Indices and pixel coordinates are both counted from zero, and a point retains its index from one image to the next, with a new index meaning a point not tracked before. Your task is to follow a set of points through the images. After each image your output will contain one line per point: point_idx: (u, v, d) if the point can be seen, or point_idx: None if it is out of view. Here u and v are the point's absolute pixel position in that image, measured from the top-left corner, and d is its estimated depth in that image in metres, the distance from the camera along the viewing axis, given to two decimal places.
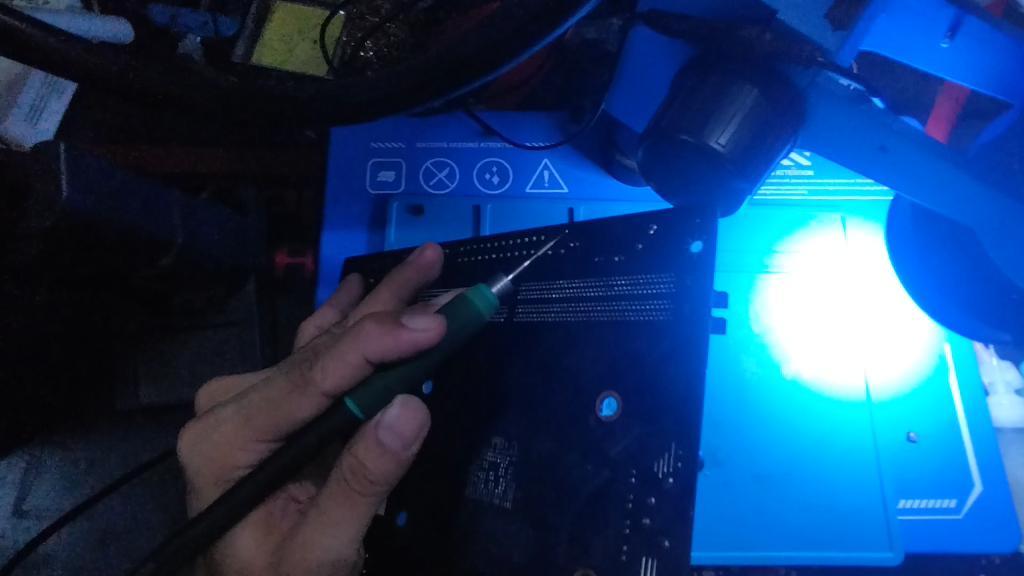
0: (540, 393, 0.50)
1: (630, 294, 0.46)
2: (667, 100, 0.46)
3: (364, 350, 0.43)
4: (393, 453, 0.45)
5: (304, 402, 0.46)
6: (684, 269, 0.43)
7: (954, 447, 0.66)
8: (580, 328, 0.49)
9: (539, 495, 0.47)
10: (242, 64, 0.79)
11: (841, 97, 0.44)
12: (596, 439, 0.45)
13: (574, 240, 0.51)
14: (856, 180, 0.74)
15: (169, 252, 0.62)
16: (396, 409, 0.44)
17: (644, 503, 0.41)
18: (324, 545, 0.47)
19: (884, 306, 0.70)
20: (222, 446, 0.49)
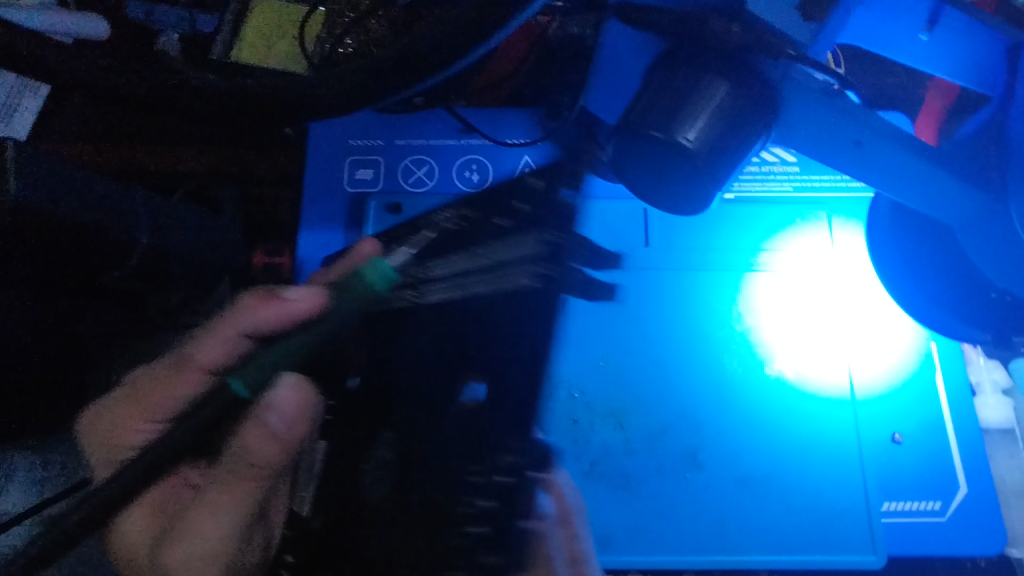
0: (422, 382, 0.43)
1: (509, 261, 0.43)
2: (638, 94, 0.44)
3: (238, 326, 0.51)
4: (277, 438, 0.46)
5: (185, 380, 0.51)
6: (563, 225, 0.42)
7: (940, 448, 0.65)
8: (463, 305, 0.44)
9: (425, 492, 0.42)
10: (219, 61, 0.76)
11: (813, 91, 0.43)
12: (456, 415, 0.42)
13: (469, 212, 0.47)
14: (842, 177, 0.73)
15: (136, 250, 0.61)
16: (284, 388, 0.45)
17: (489, 483, 0.41)
18: (207, 531, 0.47)
19: (868, 305, 0.68)
20: (117, 428, 0.52)
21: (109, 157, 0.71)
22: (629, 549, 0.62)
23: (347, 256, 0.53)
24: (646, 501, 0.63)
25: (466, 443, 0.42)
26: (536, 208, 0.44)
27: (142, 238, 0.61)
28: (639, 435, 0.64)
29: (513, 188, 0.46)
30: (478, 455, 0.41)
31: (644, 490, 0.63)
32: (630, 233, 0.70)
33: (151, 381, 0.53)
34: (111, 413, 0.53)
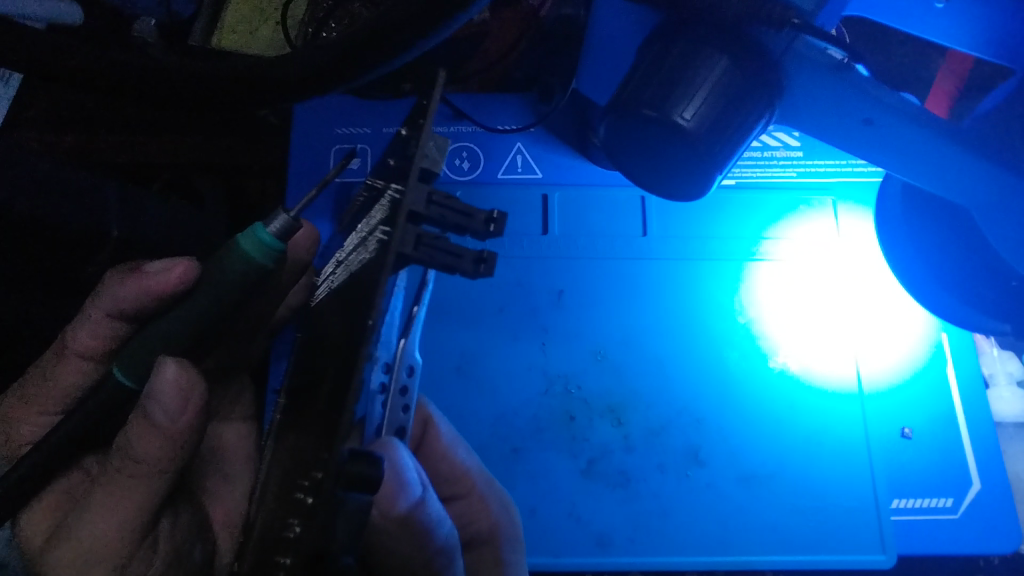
0: (312, 359, 0.42)
1: (374, 226, 0.39)
2: (630, 71, 0.42)
3: (104, 306, 0.50)
4: (160, 427, 0.42)
5: (69, 368, 0.50)
6: (403, 171, 0.36)
7: (952, 442, 0.62)
8: (343, 280, 0.42)
9: (284, 506, 0.36)
10: (199, 47, 0.74)
11: (822, 65, 0.39)
12: (313, 428, 0.36)
13: (377, 180, 0.46)
14: (848, 161, 0.70)
15: (109, 244, 0.58)
16: (168, 371, 0.42)
17: (292, 529, 0.31)
18: (89, 533, 0.41)
19: (874, 294, 0.66)
20: (6, 425, 0.49)
21: (83, 147, 0.69)
22: (628, 550, 0.59)
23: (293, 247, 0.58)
24: (642, 500, 0.60)
25: (318, 443, 0.32)
26: (400, 162, 0.39)
27: (113, 231, 0.58)
28: (636, 431, 0.62)
29: (396, 145, 0.42)
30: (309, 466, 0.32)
31: (641, 490, 0.60)
32: (627, 222, 0.67)
33: (38, 374, 0.51)
34: (1, 413, 0.50)
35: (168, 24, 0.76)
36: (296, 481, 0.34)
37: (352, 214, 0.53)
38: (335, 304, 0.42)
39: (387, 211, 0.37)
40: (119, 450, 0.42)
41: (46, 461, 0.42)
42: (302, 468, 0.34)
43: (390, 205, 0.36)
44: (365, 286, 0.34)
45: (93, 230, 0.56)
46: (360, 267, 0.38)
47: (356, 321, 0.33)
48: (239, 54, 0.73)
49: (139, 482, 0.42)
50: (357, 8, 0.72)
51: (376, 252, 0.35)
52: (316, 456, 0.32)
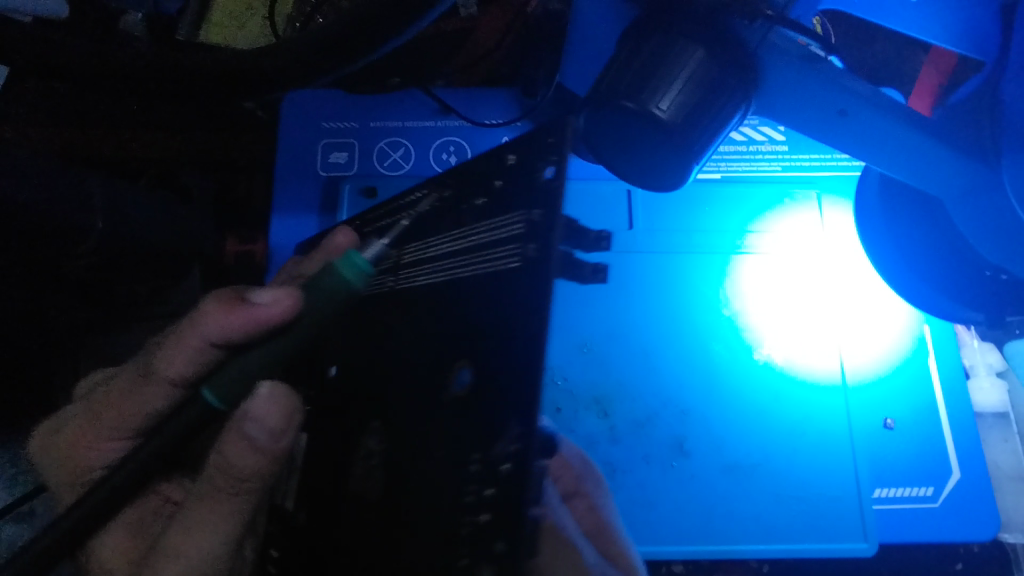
0: (407, 360, 0.41)
1: (492, 244, 0.36)
2: (608, 63, 0.42)
3: (207, 332, 0.43)
4: (259, 446, 0.40)
5: (148, 392, 0.44)
6: (535, 200, 0.34)
7: (934, 432, 0.63)
8: (443, 287, 0.40)
9: (405, 496, 0.36)
10: (187, 42, 0.75)
11: (796, 57, 0.40)
12: (447, 416, 0.35)
13: (446, 189, 0.43)
14: (833, 155, 0.70)
15: (93, 237, 0.57)
16: (259, 397, 0.40)
17: (480, 494, 0.30)
18: (187, 551, 0.40)
19: (858, 285, 0.67)
20: (69, 448, 0.45)
21: (76, 142, 0.70)
22: None
23: (323, 250, 0.52)
24: (632, 488, 0.61)
25: (483, 425, 0.32)
26: (513, 186, 0.36)
27: (98, 224, 0.57)
28: (622, 423, 0.62)
29: (495, 162, 0.39)
30: (480, 440, 0.32)
31: (627, 480, 0.61)
32: (614, 215, 0.68)
33: (109, 398, 0.45)
34: (57, 429, 0.46)
35: (155, 19, 0.76)
36: (444, 469, 0.33)
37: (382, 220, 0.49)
38: (428, 306, 0.41)
39: (522, 230, 0.34)
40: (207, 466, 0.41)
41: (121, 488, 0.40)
42: (456, 454, 0.33)
43: (527, 227, 0.34)
44: (518, 306, 0.32)
45: (78, 223, 0.55)
46: (474, 280, 0.37)
47: (515, 335, 0.32)
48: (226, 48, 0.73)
49: (238, 499, 0.40)
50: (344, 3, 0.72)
51: (517, 275, 0.33)
52: (489, 433, 0.31)
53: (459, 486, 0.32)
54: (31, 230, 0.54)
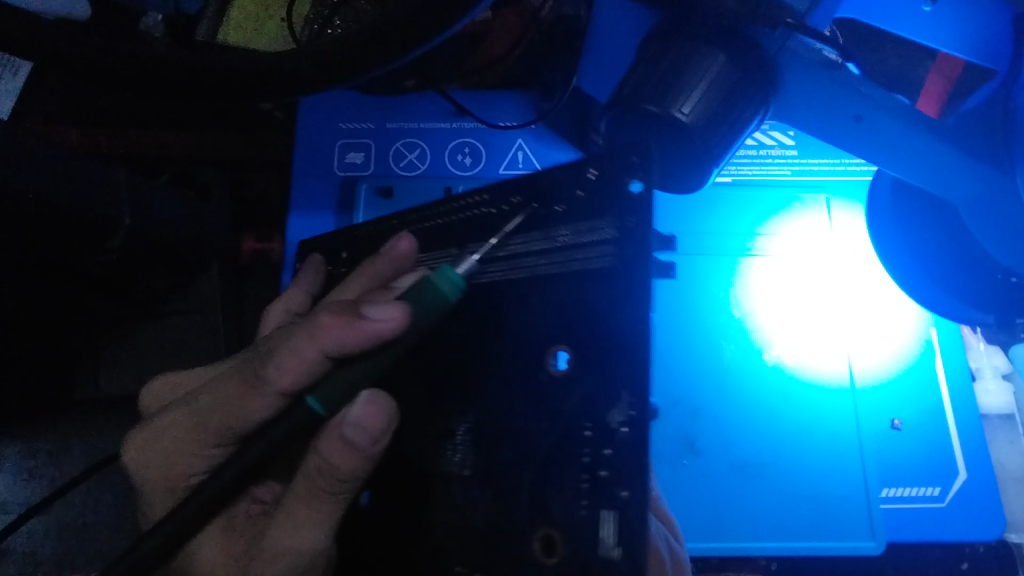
0: (486, 351, 0.43)
1: (586, 247, 0.39)
2: (631, 69, 0.43)
3: (322, 344, 0.39)
4: (357, 449, 0.38)
5: (256, 401, 0.41)
6: (624, 210, 0.38)
7: (940, 433, 0.64)
8: (524, 284, 0.42)
9: (500, 471, 0.39)
10: (206, 42, 0.76)
11: (814, 64, 0.41)
12: (547, 391, 0.39)
13: (516, 194, 0.44)
14: (842, 160, 0.71)
15: (119, 233, 0.58)
16: (361, 406, 0.39)
17: (598, 454, 0.35)
18: (293, 543, 0.41)
19: (868, 288, 0.68)
20: (170, 453, 0.44)
21: (97, 139, 0.71)
22: None
23: (382, 255, 0.48)
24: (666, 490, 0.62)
25: (585, 397, 0.37)
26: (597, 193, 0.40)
27: (125, 220, 0.58)
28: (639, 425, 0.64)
29: (570, 173, 0.41)
30: (590, 410, 0.36)
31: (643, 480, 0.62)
32: None
33: (213, 405, 0.43)
34: (159, 429, 0.45)
35: (175, 19, 0.78)
36: (552, 446, 0.37)
37: (425, 226, 0.50)
38: (504, 300, 0.43)
39: (616, 234, 0.38)
40: (307, 469, 0.40)
41: (206, 504, 0.39)
42: (563, 426, 0.37)
43: (621, 232, 0.38)
44: (626, 300, 0.37)
45: (105, 219, 0.56)
46: (564, 281, 0.40)
47: (623, 324, 0.36)
48: (244, 49, 0.75)
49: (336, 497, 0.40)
50: (362, 6, 0.73)
51: (619, 273, 0.37)
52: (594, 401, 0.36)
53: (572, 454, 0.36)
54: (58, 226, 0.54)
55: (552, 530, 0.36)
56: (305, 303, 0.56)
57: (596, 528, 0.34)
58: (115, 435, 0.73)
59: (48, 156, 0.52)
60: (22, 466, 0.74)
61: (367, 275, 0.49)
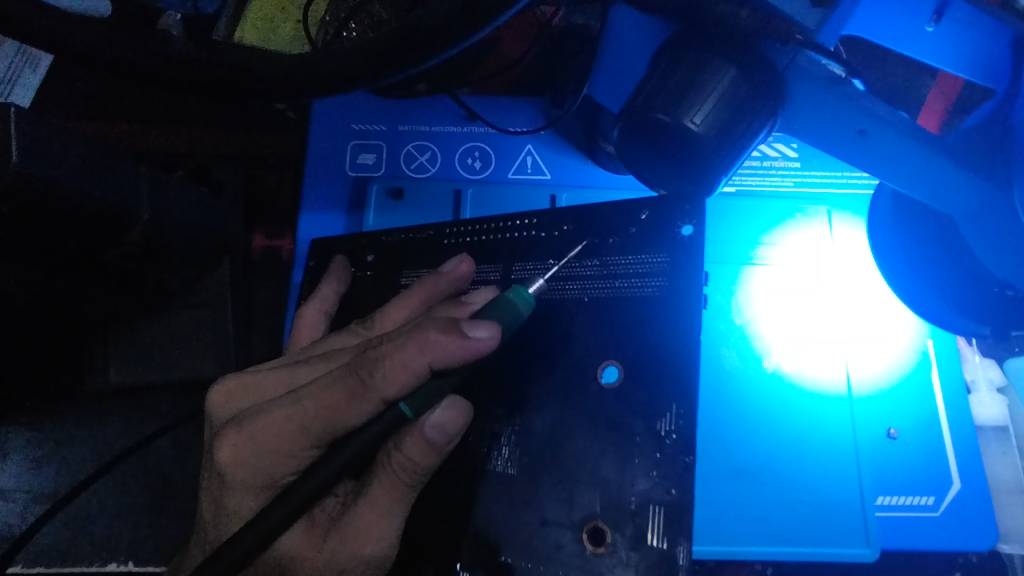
0: (527, 359, 0.46)
1: (640, 278, 0.44)
2: (644, 78, 0.44)
3: (431, 357, 0.36)
4: (438, 448, 0.39)
5: (357, 408, 0.37)
6: (674, 249, 0.43)
7: (935, 444, 0.65)
8: (577, 304, 0.46)
9: (541, 468, 0.43)
10: (222, 41, 0.78)
11: (821, 79, 0.42)
12: (597, 403, 0.43)
13: (566, 223, 0.48)
14: (844, 173, 0.73)
15: (139, 225, 0.59)
16: (442, 410, 0.40)
17: (650, 456, 0.40)
18: (354, 548, 0.40)
19: (871, 301, 0.69)
20: (267, 452, 0.38)
21: (114, 133, 0.73)
22: None
23: (441, 276, 0.48)
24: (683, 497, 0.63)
25: (633, 406, 0.41)
26: (648, 229, 0.44)
27: (145, 214, 0.59)
28: None
29: (625, 212, 0.46)
30: (639, 414, 0.41)
31: None
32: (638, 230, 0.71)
33: (311, 408, 0.37)
34: (250, 426, 0.39)
35: (192, 19, 0.80)
36: (605, 444, 0.42)
37: (466, 240, 0.54)
38: (550, 316, 0.46)
39: (667, 263, 0.43)
40: (387, 463, 0.40)
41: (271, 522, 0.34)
42: (613, 431, 0.42)
43: (668, 265, 0.43)
44: (675, 325, 0.41)
45: (126, 211, 0.58)
46: (617, 304, 0.44)
47: (672, 346, 0.41)
48: (260, 49, 0.76)
49: (399, 497, 0.40)
50: (378, 10, 0.75)
51: (671, 301, 0.42)
52: (647, 411, 0.41)
53: (626, 456, 0.41)
54: (80, 218, 0.55)
55: (601, 521, 0.40)
56: (336, 304, 0.58)
57: (642, 524, 0.39)
58: (124, 426, 0.75)
59: (72, 147, 0.53)
60: (31, 456, 0.74)
61: (425, 287, 0.48)
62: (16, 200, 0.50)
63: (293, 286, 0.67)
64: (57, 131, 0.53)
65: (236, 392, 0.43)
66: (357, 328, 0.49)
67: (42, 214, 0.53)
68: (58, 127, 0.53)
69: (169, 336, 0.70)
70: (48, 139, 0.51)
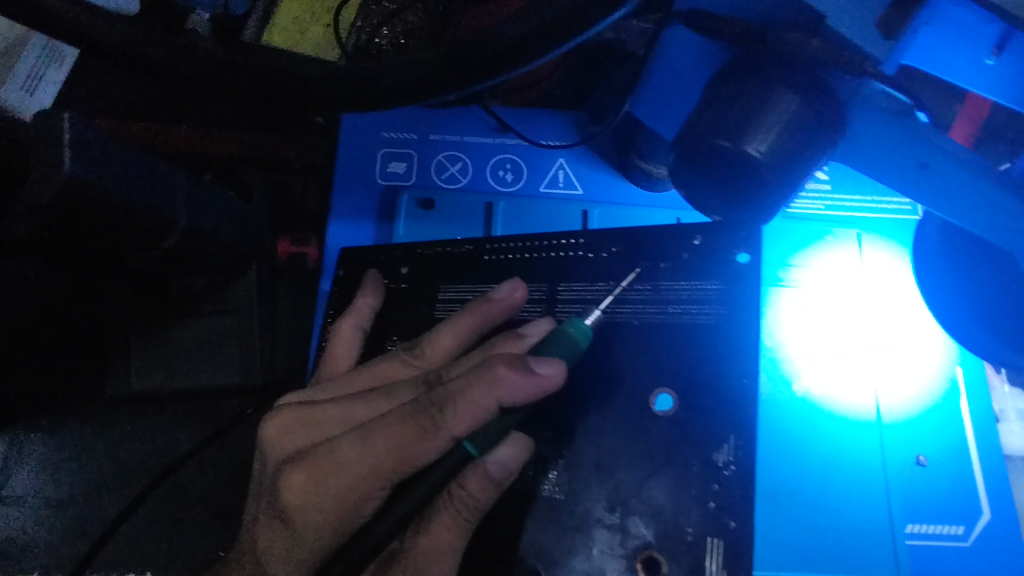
0: (576, 385, 0.45)
1: (694, 305, 0.44)
2: (702, 105, 0.43)
3: (499, 395, 0.39)
4: (498, 483, 0.43)
5: (428, 446, 0.39)
6: (728, 277, 0.43)
7: (964, 473, 0.65)
8: (628, 327, 0.45)
9: (592, 495, 0.43)
10: (251, 43, 0.77)
11: (884, 110, 0.41)
12: (653, 431, 0.42)
13: (615, 245, 0.48)
14: (873, 199, 0.74)
15: (175, 232, 0.59)
16: (506, 447, 0.44)
17: (707, 489, 0.40)
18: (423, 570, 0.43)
19: (902, 329, 0.68)
20: (340, 486, 0.40)
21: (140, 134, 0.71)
22: None
23: (490, 302, 0.49)
24: None
25: (688, 438, 0.41)
26: (702, 256, 0.45)
27: (182, 221, 0.59)
28: None
29: (678, 235, 0.46)
30: (697, 445, 0.41)
31: None
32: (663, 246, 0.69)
33: (387, 446, 0.40)
34: (321, 463, 0.41)
35: (221, 19, 0.78)
36: (662, 474, 0.41)
37: (507, 256, 0.53)
38: (601, 341, 0.46)
39: (724, 289, 0.43)
40: (450, 498, 0.44)
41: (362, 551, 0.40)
42: (671, 460, 0.41)
43: (719, 293, 0.43)
44: (732, 353, 0.42)
45: (163, 218, 0.57)
46: (669, 331, 0.44)
47: (730, 374, 0.41)
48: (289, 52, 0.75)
49: (460, 530, 0.44)
50: (411, 17, 0.74)
51: (726, 330, 0.42)
52: (704, 443, 0.41)
53: (683, 488, 0.41)
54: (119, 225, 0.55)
55: (656, 551, 0.40)
56: (371, 320, 0.56)
57: (700, 556, 0.39)
58: (142, 432, 0.73)
59: (115, 154, 0.52)
60: (46, 461, 0.73)
61: (476, 314, 0.49)
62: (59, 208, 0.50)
63: (321, 297, 0.66)
64: (102, 138, 0.52)
65: (293, 426, 0.46)
66: (405, 356, 0.50)
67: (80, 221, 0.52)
68: (103, 134, 0.52)
69: (189, 343, 0.69)
70: (96, 147, 0.51)
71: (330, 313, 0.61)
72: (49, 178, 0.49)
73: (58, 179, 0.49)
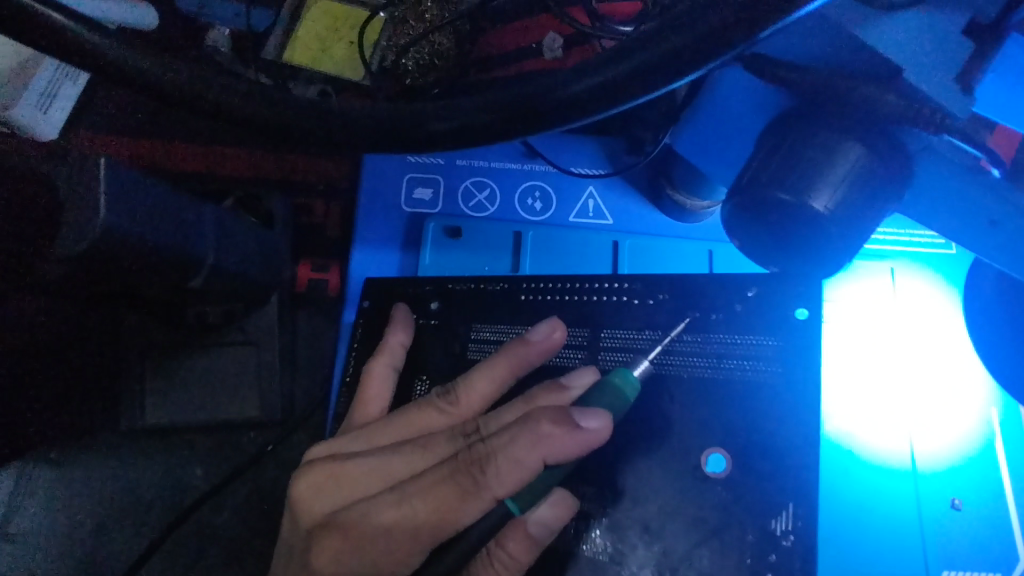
0: (621, 440, 0.44)
1: (746, 358, 0.42)
2: (760, 154, 0.41)
3: (544, 453, 0.37)
4: (538, 543, 0.42)
5: (471, 508, 0.38)
6: (783, 331, 0.41)
7: (1001, 519, 0.63)
8: (676, 380, 0.44)
9: (638, 557, 0.41)
10: (273, 62, 0.74)
11: (956, 164, 0.40)
12: (706, 494, 0.41)
13: (661, 292, 0.46)
14: (907, 232, 0.71)
15: (202, 270, 0.57)
16: (547, 506, 0.42)
17: (763, 560, 0.38)
18: None
19: (938, 367, 0.67)
20: (380, 549, 0.38)
21: None
22: None
23: (528, 346, 0.47)
24: None
25: (744, 503, 0.40)
26: (755, 305, 0.42)
27: (209, 259, 0.57)
28: None
29: (733, 284, 0.43)
30: (753, 512, 0.39)
31: None
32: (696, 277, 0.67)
33: (427, 507, 0.38)
34: (360, 526, 0.39)
35: (241, 36, 0.76)
36: (715, 541, 0.40)
37: (545, 297, 0.51)
38: (649, 395, 0.44)
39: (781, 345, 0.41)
40: (489, 557, 0.43)
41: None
42: (724, 526, 0.40)
43: (775, 349, 0.41)
44: (790, 415, 0.40)
45: (191, 258, 0.55)
46: (720, 386, 0.42)
47: (789, 437, 0.39)
48: (312, 73, 0.73)
49: None
50: (438, 36, 0.71)
51: (783, 387, 0.40)
52: (760, 510, 0.39)
53: (738, 557, 0.39)
54: (148, 268, 0.52)
55: None
56: (403, 357, 0.55)
57: None
58: (158, 462, 0.72)
59: (148, 196, 0.50)
60: (59, 492, 0.71)
61: (514, 359, 0.47)
62: (90, 254, 0.47)
63: (345, 328, 0.65)
64: (135, 180, 0.50)
65: (324, 487, 0.43)
66: (440, 404, 0.47)
67: (109, 267, 0.50)
68: (137, 175, 0.50)
69: (208, 375, 0.67)
70: (132, 191, 0.49)
71: (356, 349, 0.59)
72: (83, 225, 0.47)
73: (92, 226, 0.47)
